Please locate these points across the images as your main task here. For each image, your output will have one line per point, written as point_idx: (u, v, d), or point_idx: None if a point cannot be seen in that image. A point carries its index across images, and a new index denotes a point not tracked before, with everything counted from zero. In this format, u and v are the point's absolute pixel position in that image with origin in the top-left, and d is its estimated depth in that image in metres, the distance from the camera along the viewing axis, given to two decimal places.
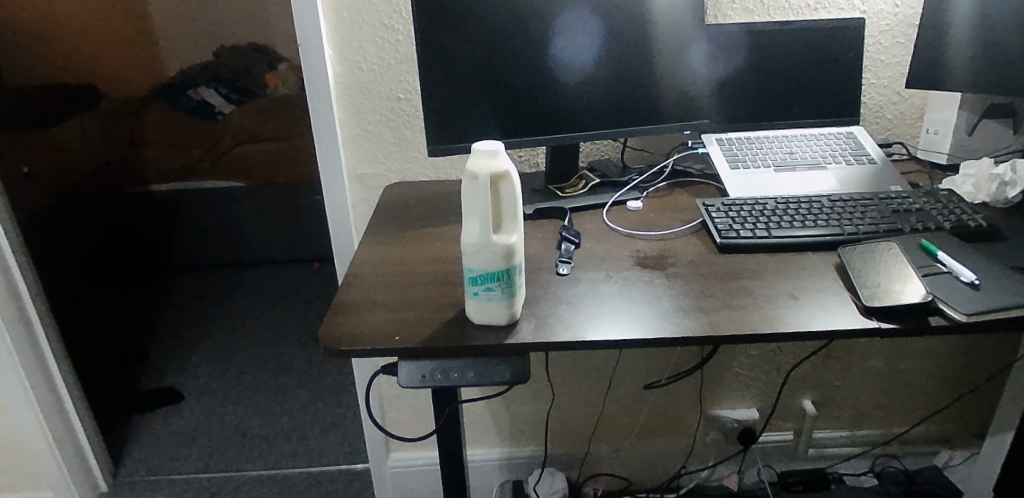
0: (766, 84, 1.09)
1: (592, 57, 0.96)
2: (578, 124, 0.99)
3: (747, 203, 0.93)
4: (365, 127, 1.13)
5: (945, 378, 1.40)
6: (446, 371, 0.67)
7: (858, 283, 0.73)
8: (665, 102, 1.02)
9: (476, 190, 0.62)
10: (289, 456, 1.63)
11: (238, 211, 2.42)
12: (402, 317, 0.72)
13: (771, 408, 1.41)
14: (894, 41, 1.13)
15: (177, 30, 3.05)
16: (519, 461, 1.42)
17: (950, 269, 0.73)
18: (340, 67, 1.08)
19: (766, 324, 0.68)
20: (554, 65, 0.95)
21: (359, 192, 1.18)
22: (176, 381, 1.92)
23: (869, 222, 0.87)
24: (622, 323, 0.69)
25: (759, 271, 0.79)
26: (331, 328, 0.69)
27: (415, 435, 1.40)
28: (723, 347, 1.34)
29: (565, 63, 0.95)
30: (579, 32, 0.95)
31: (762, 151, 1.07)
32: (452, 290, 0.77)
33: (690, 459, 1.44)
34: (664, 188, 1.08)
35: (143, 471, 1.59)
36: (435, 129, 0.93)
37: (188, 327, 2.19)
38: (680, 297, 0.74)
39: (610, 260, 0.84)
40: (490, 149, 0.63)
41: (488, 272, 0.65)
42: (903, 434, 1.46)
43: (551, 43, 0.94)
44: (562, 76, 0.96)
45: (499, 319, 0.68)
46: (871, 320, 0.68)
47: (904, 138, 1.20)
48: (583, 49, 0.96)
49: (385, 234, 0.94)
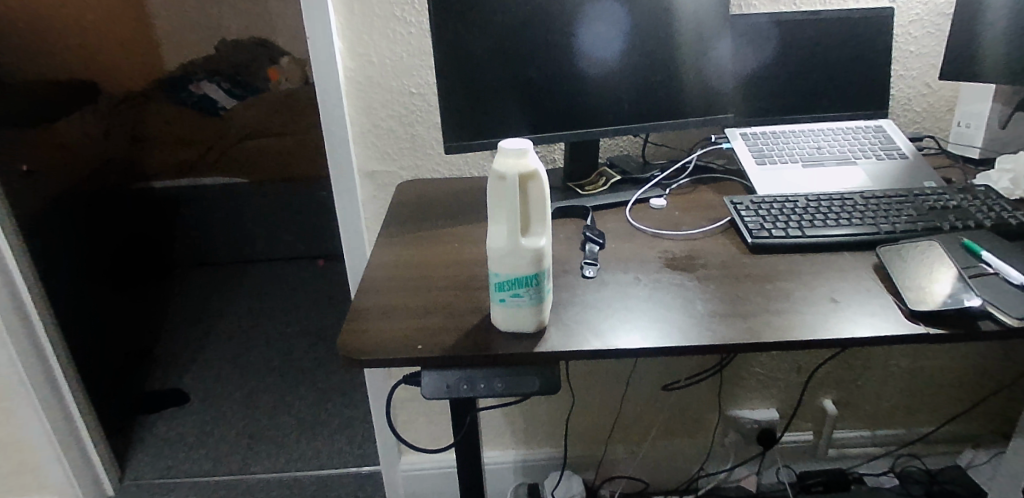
0: (790, 77, 1.05)
1: (618, 52, 0.93)
2: (598, 118, 0.95)
3: (777, 201, 0.89)
4: (376, 123, 1.09)
5: (973, 377, 1.37)
6: (472, 382, 0.64)
7: (901, 284, 0.69)
8: (688, 94, 0.98)
9: (505, 190, 0.59)
10: (298, 458, 1.60)
11: (241, 208, 2.38)
12: (423, 324, 0.68)
13: (793, 409, 1.38)
14: (924, 31, 1.09)
15: (180, 24, 3.01)
16: (535, 463, 1.39)
17: (996, 269, 0.70)
18: (351, 62, 1.04)
19: (805, 331, 0.64)
20: (581, 60, 0.92)
21: (370, 190, 1.15)
22: (179, 381, 1.89)
23: (905, 220, 0.83)
24: (655, 327, 0.66)
25: (793, 272, 0.76)
26: (350, 336, 0.66)
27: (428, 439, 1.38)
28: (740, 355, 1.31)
29: (590, 58, 0.92)
30: (606, 27, 0.91)
31: (788, 145, 1.03)
32: (475, 295, 0.74)
33: (709, 461, 1.42)
34: (687, 185, 1.04)
35: (149, 473, 1.56)
36: (452, 124, 0.89)
37: (191, 326, 2.16)
38: (713, 301, 0.71)
39: (637, 261, 0.80)
40: (517, 147, 0.60)
41: (515, 277, 0.62)
42: (928, 433, 1.43)
43: (575, 36, 0.90)
44: (588, 70, 0.92)
45: (527, 326, 0.65)
46: (919, 326, 0.64)
47: (933, 131, 1.17)
48: (611, 44, 0.92)
49: (401, 235, 0.91)
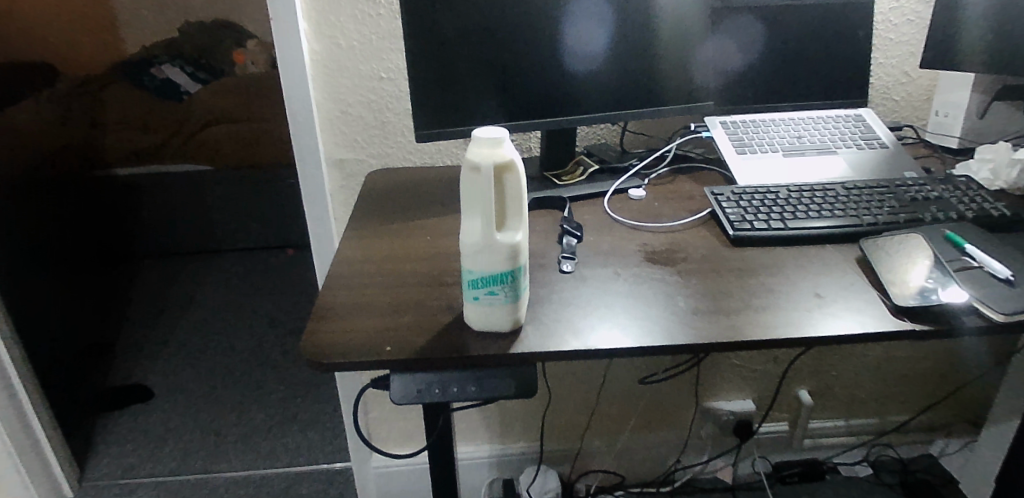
0: (771, 65, 1.03)
1: (605, 49, 0.90)
2: (575, 106, 0.92)
3: (759, 191, 0.87)
4: (344, 109, 1.04)
5: (947, 366, 1.38)
6: (444, 385, 0.60)
7: (886, 280, 0.68)
8: (666, 82, 0.95)
9: (479, 182, 0.56)
10: (267, 455, 1.56)
11: (207, 197, 2.30)
12: (392, 323, 0.64)
13: (770, 400, 1.38)
14: (904, 19, 1.07)
15: (139, 4, 2.87)
16: (511, 458, 1.37)
17: (981, 262, 0.69)
18: (317, 44, 0.99)
19: (791, 328, 0.62)
20: (567, 56, 0.89)
21: (338, 179, 1.10)
22: (142, 377, 1.82)
23: (887, 211, 0.82)
24: (636, 324, 0.63)
25: (776, 266, 0.74)
26: (315, 337, 0.62)
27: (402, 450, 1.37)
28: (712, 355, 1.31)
29: (577, 55, 0.89)
30: (591, 22, 0.88)
31: (769, 134, 1.00)
32: (447, 292, 0.70)
33: (685, 454, 1.41)
34: (666, 175, 1.01)
35: (110, 474, 1.50)
36: (424, 111, 0.85)
37: (155, 319, 2.08)
38: (695, 296, 0.68)
39: (616, 254, 0.77)
40: (493, 136, 0.56)
41: (491, 274, 0.58)
42: (902, 422, 1.44)
43: (561, 33, 0.87)
44: (576, 68, 0.90)
45: (503, 326, 0.62)
46: (903, 322, 0.63)
47: (911, 120, 1.16)
48: (595, 37, 0.89)
49: (370, 227, 0.86)
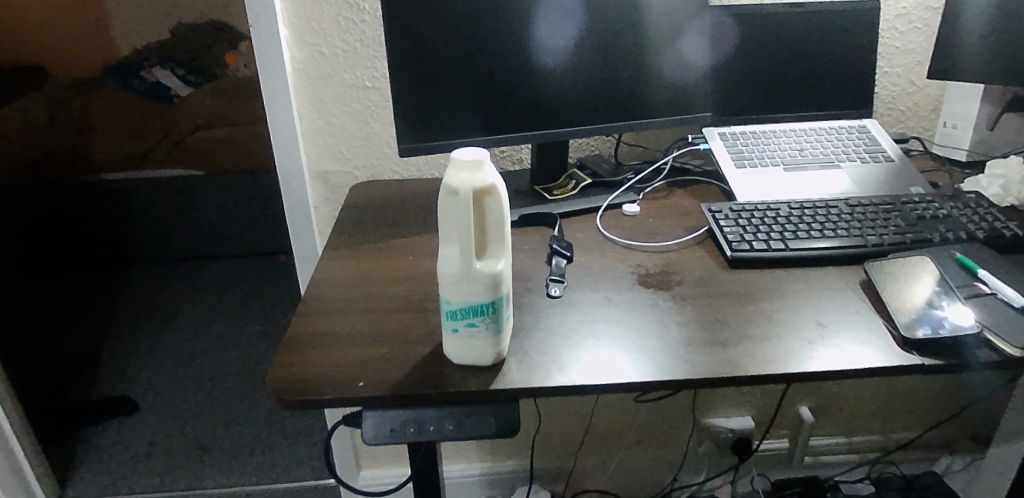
0: (771, 74, 0.99)
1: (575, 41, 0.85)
2: (565, 117, 0.88)
3: (759, 208, 0.83)
4: (328, 119, 1.00)
5: (951, 383, 1.34)
6: (420, 424, 0.56)
7: (893, 308, 0.64)
8: (661, 93, 0.91)
9: (457, 207, 0.52)
10: (252, 471, 1.52)
11: (197, 203, 2.26)
12: (367, 355, 0.60)
13: (769, 418, 1.34)
14: (910, 26, 1.03)
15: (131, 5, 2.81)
16: (503, 476, 1.33)
17: (993, 289, 0.65)
18: (298, 52, 0.95)
19: (792, 362, 0.58)
20: (536, 49, 0.83)
21: (322, 191, 1.06)
22: (128, 388, 1.78)
23: (893, 231, 0.78)
24: (627, 357, 0.59)
25: (777, 291, 0.70)
26: (283, 370, 0.58)
27: (390, 479, 1.31)
28: (703, 394, 1.29)
29: (545, 49, 0.84)
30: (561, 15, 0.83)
31: (769, 147, 0.96)
32: (427, 319, 0.66)
33: (682, 471, 1.38)
34: (662, 188, 0.97)
35: (92, 490, 1.46)
36: (407, 124, 0.80)
37: (143, 328, 2.04)
38: (690, 325, 0.64)
39: (607, 277, 0.73)
40: (473, 158, 0.52)
41: (470, 305, 0.54)
42: (904, 440, 1.40)
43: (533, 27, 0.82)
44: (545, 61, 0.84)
45: (484, 360, 0.58)
46: (910, 355, 0.58)
47: (918, 131, 1.12)
48: (565, 31, 0.84)
49: (351, 246, 0.82)
